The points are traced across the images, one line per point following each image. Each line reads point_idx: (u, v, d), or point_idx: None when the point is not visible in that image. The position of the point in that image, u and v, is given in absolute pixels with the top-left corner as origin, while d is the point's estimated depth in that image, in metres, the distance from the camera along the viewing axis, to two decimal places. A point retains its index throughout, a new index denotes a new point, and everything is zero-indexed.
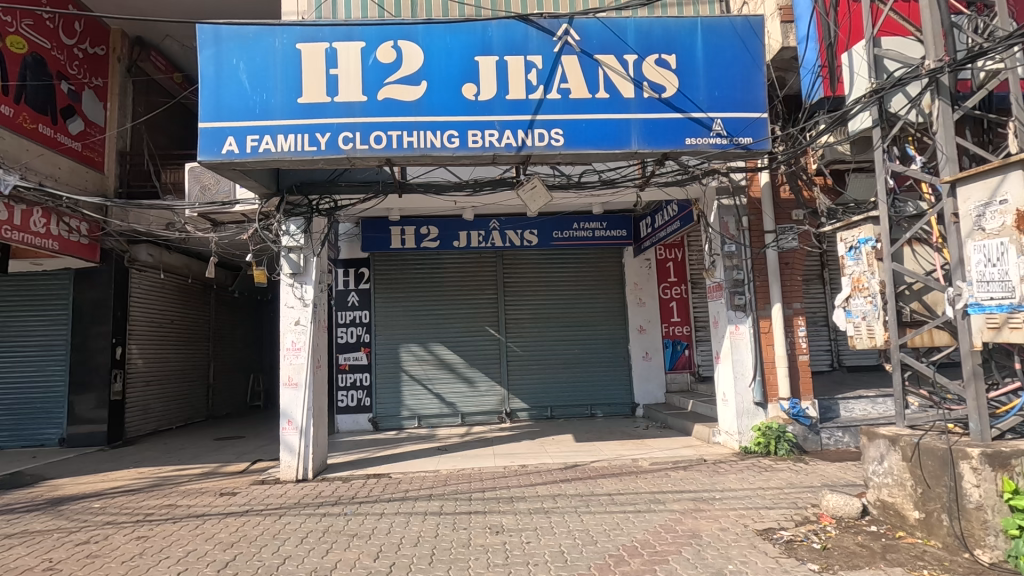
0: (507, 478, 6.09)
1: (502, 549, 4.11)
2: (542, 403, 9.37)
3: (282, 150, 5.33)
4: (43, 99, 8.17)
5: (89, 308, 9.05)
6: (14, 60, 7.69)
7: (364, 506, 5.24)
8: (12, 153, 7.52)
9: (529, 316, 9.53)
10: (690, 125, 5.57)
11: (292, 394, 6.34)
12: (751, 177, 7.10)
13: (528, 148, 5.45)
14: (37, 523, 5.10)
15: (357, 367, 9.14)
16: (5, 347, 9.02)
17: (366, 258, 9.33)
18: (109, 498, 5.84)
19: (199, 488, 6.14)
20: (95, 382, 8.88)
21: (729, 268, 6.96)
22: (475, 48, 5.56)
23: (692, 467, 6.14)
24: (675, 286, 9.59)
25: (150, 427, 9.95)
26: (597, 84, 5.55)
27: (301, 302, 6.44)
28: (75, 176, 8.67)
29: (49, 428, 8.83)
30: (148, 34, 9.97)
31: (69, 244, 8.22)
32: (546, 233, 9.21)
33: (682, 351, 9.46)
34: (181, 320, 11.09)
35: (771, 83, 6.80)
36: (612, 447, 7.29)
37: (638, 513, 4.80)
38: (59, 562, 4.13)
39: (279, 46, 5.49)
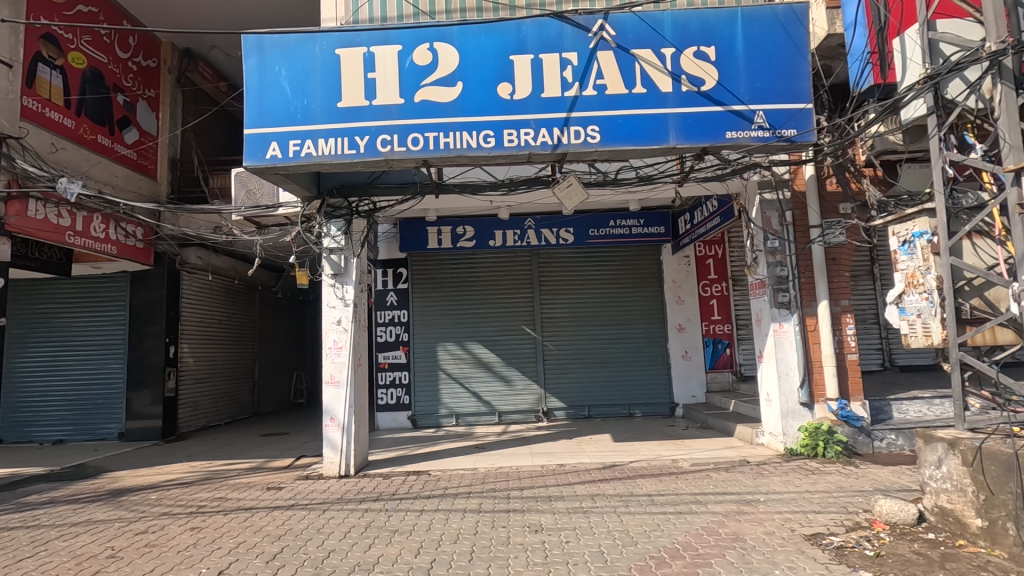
0: (545, 477, 6.08)
1: (541, 548, 4.10)
2: (579, 402, 9.32)
3: (323, 154, 5.46)
4: (101, 112, 8.62)
5: (143, 309, 9.51)
6: (76, 75, 8.16)
7: (404, 502, 5.32)
8: (74, 163, 8.00)
9: (565, 315, 9.49)
10: (730, 118, 5.43)
11: (334, 392, 6.49)
12: (795, 171, 6.87)
13: (563, 146, 5.42)
14: (100, 512, 5.39)
15: (396, 365, 9.30)
16: (67, 345, 9.54)
17: (403, 258, 9.48)
18: (164, 491, 6.12)
19: (247, 482, 6.36)
20: (150, 379, 9.33)
21: (772, 265, 6.76)
22: (510, 48, 5.56)
23: (735, 468, 5.99)
24: (715, 283, 9.37)
25: (200, 423, 10.36)
26: (633, 79, 5.48)
27: (342, 302, 6.58)
28: (130, 183, 9.12)
29: (109, 423, 9.33)
30: (196, 45, 10.36)
31: (126, 248, 8.68)
32: (582, 231, 9.14)
33: (723, 350, 9.24)
34: (228, 321, 11.50)
35: (816, 73, 6.57)
36: (652, 447, 7.19)
37: (679, 514, 4.72)
38: (120, 550, 4.35)
39: (319, 52, 5.62)
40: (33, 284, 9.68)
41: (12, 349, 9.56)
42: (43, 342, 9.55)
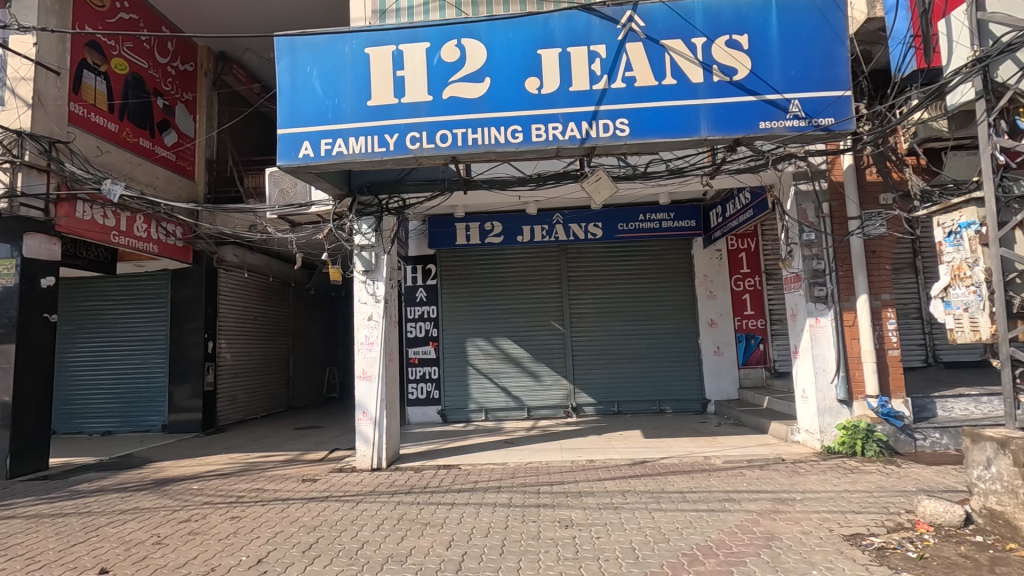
0: (575, 472, 6.07)
1: (572, 543, 4.10)
2: (609, 398, 9.26)
3: (354, 152, 5.55)
4: (142, 115, 8.94)
5: (183, 306, 9.83)
6: (118, 81, 8.48)
7: (435, 496, 5.38)
8: (118, 166, 8.33)
9: (594, 311, 9.44)
10: (764, 108, 5.29)
11: (366, 386, 6.61)
12: (832, 160, 6.67)
13: (592, 139, 5.37)
14: (146, 501, 5.62)
15: (426, 361, 9.41)
16: (111, 340, 9.95)
17: (433, 255, 9.58)
18: (205, 481, 6.34)
19: (283, 474, 6.53)
20: (190, 373, 9.65)
21: (808, 258, 6.55)
22: (538, 42, 5.53)
23: (770, 466, 5.86)
24: (748, 278, 9.17)
25: (238, 415, 10.68)
26: (663, 70, 5.38)
27: (373, 298, 6.69)
28: (169, 183, 9.44)
29: (153, 416, 9.70)
30: (230, 49, 10.64)
31: (167, 247, 8.99)
32: (611, 225, 9.05)
33: (757, 346, 9.04)
34: (264, 317, 11.82)
35: (855, 59, 6.34)
36: (682, 444, 7.09)
37: (712, 512, 4.65)
38: (165, 537, 4.53)
39: (348, 51, 5.70)
40: (81, 281, 10.12)
41: (63, 343, 10.03)
42: (91, 337, 9.98)
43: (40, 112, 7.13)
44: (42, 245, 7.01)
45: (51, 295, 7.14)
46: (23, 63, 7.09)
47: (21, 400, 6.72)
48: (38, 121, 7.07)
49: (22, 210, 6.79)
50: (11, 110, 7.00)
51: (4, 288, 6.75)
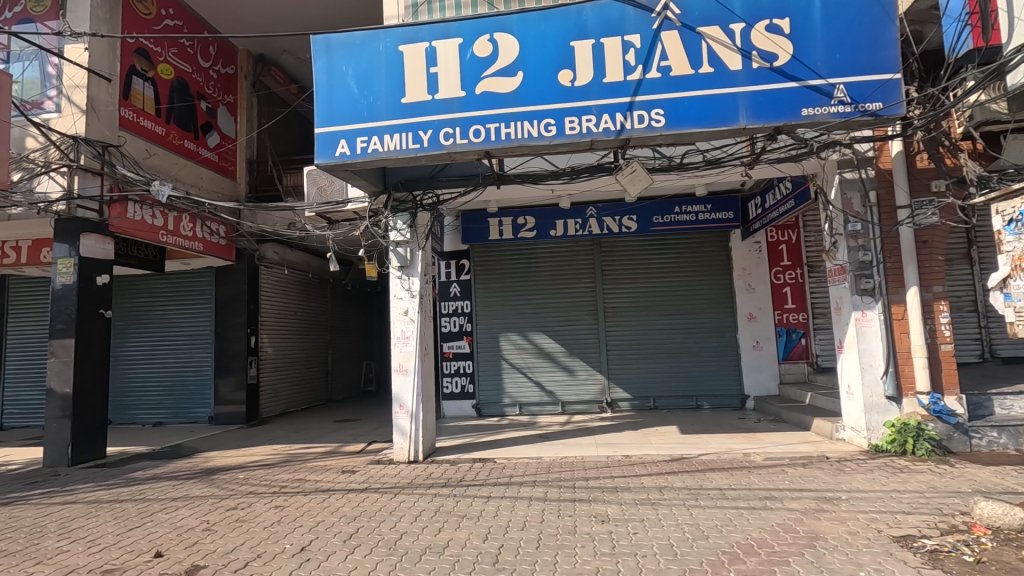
0: (611, 468, 6.02)
1: (609, 538, 4.08)
2: (644, 393, 9.16)
3: (389, 150, 5.62)
4: (186, 118, 9.27)
5: (227, 302, 10.17)
6: (165, 86, 8.82)
7: (471, 489, 5.44)
8: (165, 167, 8.67)
9: (628, 305, 9.34)
10: (806, 94, 5.12)
11: (403, 379, 6.71)
12: (880, 147, 6.40)
13: (627, 131, 5.29)
14: (195, 489, 5.86)
15: (460, 355, 9.49)
16: (161, 335, 10.38)
17: (466, 250, 9.64)
18: (250, 471, 6.57)
19: (323, 465, 6.71)
20: (234, 367, 9.99)
21: (854, 249, 6.31)
22: (571, 33, 5.48)
23: (813, 465, 5.69)
24: (789, 270, 8.92)
25: (279, 408, 11.00)
26: (700, 58, 5.25)
27: (409, 293, 6.77)
28: (213, 183, 9.76)
29: (200, 407, 10.09)
30: (268, 51, 10.91)
31: (211, 245, 9.31)
32: (646, 219, 8.84)
33: (798, 340, 8.80)
34: (303, 312, 12.13)
35: (904, 40, 6.06)
36: (721, 440, 6.96)
37: (753, 510, 4.54)
38: (214, 524, 4.71)
39: (382, 49, 5.77)
40: (133, 279, 10.60)
41: (117, 338, 10.53)
42: (142, 332, 10.44)
43: (94, 118, 7.48)
44: (97, 244, 7.37)
45: (106, 292, 7.49)
46: (77, 71, 7.45)
47: (81, 392, 7.09)
48: (92, 126, 7.43)
49: (79, 212, 7.16)
50: (67, 117, 7.39)
51: (63, 286, 7.13)
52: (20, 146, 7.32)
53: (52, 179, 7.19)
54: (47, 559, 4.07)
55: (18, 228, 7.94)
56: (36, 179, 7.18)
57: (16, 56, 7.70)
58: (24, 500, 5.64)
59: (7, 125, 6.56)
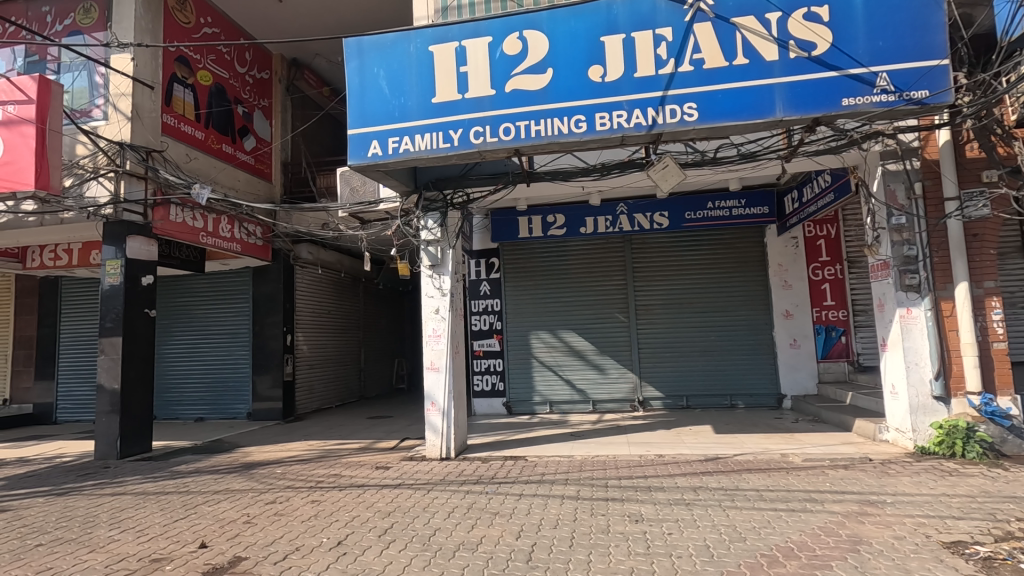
0: (644, 467, 5.95)
1: (643, 538, 4.03)
2: (677, 392, 9.03)
3: (420, 149, 5.68)
4: (224, 122, 9.54)
5: (264, 301, 10.43)
6: (204, 91, 9.10)
7: (503, 486, 5.45)
8: (205, 171, 8.96)
9: (660, 302, 9.22)
10: (847, 84, 4.95)
11: (435, 377, 6.78)
12: (925, 137, 6.17)
13: (659, 126, 5.21)
14: (236, 482, 6.05)
15: (490, 353, 9.52)
16: (202, 334, 10.73)
17: (496, 248, 9.65)
18: (287, 466, 6.74)
19: (358, 461, 6.84)
20: (271, 365, 10.25)
21: (898, 243, 6.09)
22: (602, 28, 5.42)
23: (855, 467, 5.51)
24: (828, 266, 8.67)
25: (314, 405, 11.25)
26: (734, 49, 5.14)
27: (440, 292, 6.82)
28: (250, 186, 10.03)
29: (239, 404, 10.39)
30: (302, 55, 11.14)
31: (249, 246, 9.57)
32: (678, 215, 8.71)
33: (838, 338, 8.54)
34: (336, 311, 12.36)
35: (951, 25, 5.81)
36: (757, 440, 6.80)
37: (792, 512, 4.43)
38: (254, 517, 4.85)
39: (413, 50, 5.82)
40: (175, 279, 11.00)
41: (161, 336, 10.94)
42: (184, 330, 10.82)
43: (138, 124, 7.79)
44: (142, 246, 7.65)
45: (151, 292, 7.77)
46: (122, 80, 7.77)
47: (128, 388, 7.38)
48: (137, 132, 7.74)
49: (125, 215, 7.46)
50: (114, 124, 7.73)
51: (112, 286, 7.43)
52: (71, 153, 7.69)
53: (100, 184, 7.54)
54: (100, 547, 4.25)
55: (69, 232, 8.32)
56: (85, 184, 7.57)
57: (66, 67, 8.08)
58: (78, 491, 5.92)
59: (59, 134, 6.87)
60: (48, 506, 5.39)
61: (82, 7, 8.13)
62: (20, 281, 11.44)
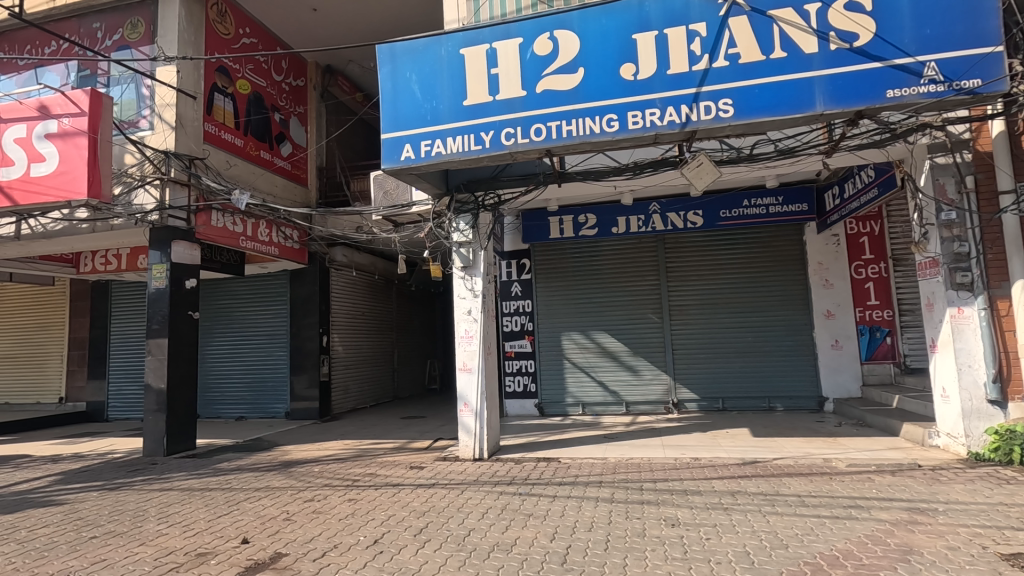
0: (680, 470, 5.85)
1: (680, 543, 3.96)
2: (712, 394, 8.84)
3: (452, 152, 5.71)
4: (261, 129, 9.81)
5: (301, 303, 10.68)
6: (243, 100, 9.38)
7: (537, 488, 5.44)
8: (244, 177, 9.24)
9: (694, 302, 9.05)
10: (892, 74, 4.76)
11: (467, 378, 6.82)
12: (977, 128, 5.90)
13: (693, 123, 5.10)
14: (276, 480, 6.21)
15: (522, 354, 9.52)
16: (242, 335, 11.06)
17: (527, 249, 9.65)
18: (325, 464, 6.88)
19: (392, 460, 6.93)
20: (308, 365, 10.48)
21: (948, 240, 5.83)
22: (633, 26, 5.36)
23: (903, 473, 5.29)
24: (871, 264, 8.37)
25: (350, 404, 11.45)
26: (771, 43, 5.00)
27: (472, 293, 6.86)
28: (286, 191, 10.27)
29: (277, 403, 10.66)
30: (335, 61, 11.38)
31: (286, 249, 9.81)
32: (712, 214, 8.54)
33: (883, 339, 8.22)
34: (370, 313, 12.55)
35: (1005, 9, 5.54)
36: (798, 444, 6.61)
37: (836, 520, 4.28)
38: (294, 514, 4.97)
39: (445, 54, 5.87)
40: (216, 282, 11.37)
41: (204, 338, 11.32)
42: (225, 332, 11.18)
43: (182, 133, 8.09)
44: (186, 251, 7.93)
45: (193, 295, 8.05)
46: (167, 91, 8.09)
47: (174, 388, 7.67)
48: (180, 141, 8.05)
49: (169, 220, 7.76)
50: (159, 133, 8.06)
51: (158, 289, 7.72)
52: (120, 162, 8.04)
53: (146, 192, 7.85)
54: (149, 540, 4.42)
55: (119, 238, 8.69)
56: (133, 192, 7.89)
57: (115, 80, 8.47)
58: (128, 486, 6.17)
59: (109, 144, 7.19)
60: (101, 500, 5.64)
61: (130, 23, 8.50)
62: (75, 285, 12.04)
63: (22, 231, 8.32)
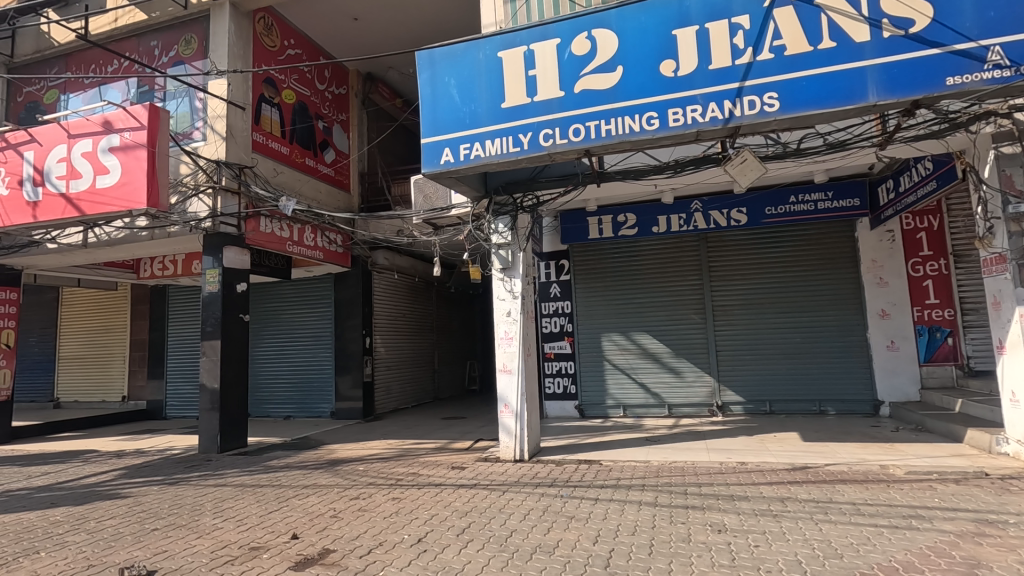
0: (726, 475, 5.70)
1: (727, 550, 3.86)
2: (759, 397, 8.59)
3: (490, 155, 5.75)
4: (306, 137, 10.12)
5: (344, 306, 10.96)
6: (288, 109, 9.71)
7: (578, 490, 5.40)
8: (291, 184, 9.56)
9: (738, 302, 8.82)
10: (952, 61, 4.52)
11: (508, 379, 6.84)
12: None
13: (736, 119, 4.97)
14: (323, 478, 6.39)
15: (562, 355, 9.48)
16: (289, 336, 11.43)
17: (566, 250, 9.60)
18: (369, 463, 7.03)
19: (434, 460, 7.02)
20: (351, 366, 10.75)
21: (1016, 234, 5.49)
22: (673, 22, 5.27)
23: (969, 482, 5.00)
24: (930, 261, 7.96)
25: (392, 404, 11.67)
26: (818, 33, 4.83)
27: (511, 294, 6.88)
28: (330, 196, 10.57)
29: (323, 403, 10.96)
30: (375, 69, 11.65)
31: (331, 253, 10.11)
32: (757, 211, 8.29)
33: (944, 340, 7.80)
34: (411, 315, 12.76)
35: None
36: (851, 449, 6.34)
37: (896, 529, 4.08)
38: (341, 511, 5.10)
39: (482, 57, 5.92)
40: (265, 286, 11.79)
41: (254, 340, 11.77)
42: (274, 333, 11.58)
43: (232, 143, 8.44)
44: (236, 256, 8.25)
45: (244, 298, 8.36)
46: (219, 103, 8.45)
47: (226, 387, 7.99)
48: (231, 150, 8.39)
49: (221, 227, 8.08)
50: (211, 143, 8.43)
51: (211, 293, 8.05)
52: (176, 172, 8.47)
53: (200, 200, 8.26)
54: (206, 533, 4.63)
55: (175, 244, 9.13)
56: (188, 201, 8.29)
57: (171, 94, 8.91)
58: (186, 481, 6.47)
59: (166, 156, 7.58)
60: (162, 494, 5.94)
61: (184, 40, 8.94)
62: (136, 290, 12.72)
63: (89, 240, 8.86)
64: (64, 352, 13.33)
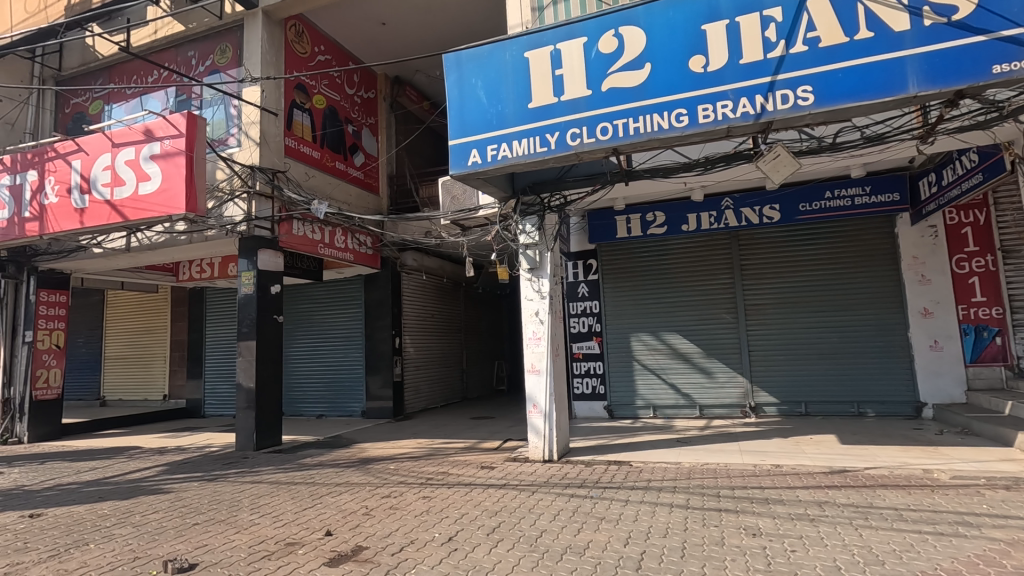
0: (760, 478, 5.57)
1: (763, 554, 3.79)
2: (794, 398, 8.39)
3: (517, 155, 5.75)
4: (336, 141, 10.31)
5: (374, 306, 11.12)
6: (320, 114, 9.92)
7: (608, 491, 5.37)
8: (322, 187, 9.76)
9: (771, 302, 8.62)
10: (999, 47, 4.32)
11: (536, 379, 6.84)
12: None
13: (768, 113, 4.86)
14: (355, 476, 6.50)
15: (591, 356, 9.42)
16: (321, 336, 11.65)
17: (594, 249, 9.54)
18: (399, 462, 7.12)
19: (464, 460, 7.06)
20: (382, 366, 10.91)
21: None
22: (702, 17, 5.19)
23: (1020, 488, 4.77)
24: (976, 257, 7.63)
25: (421, 404, 11.79)
26: (854, 23, 4.69)
27: (539, 295, 6.88)
28: (360, 199, 10.74)
29: (354, 402, 11.15)
30: (403, 72, 11.79)
31: (361, 255, 10.27)
32: (790, 208, 8.08)
33: (992, 339, 7.47)
34: (439, 315, 12.87)
35: None
36: (892, 453, 6.13)
37: (941, 537, 3.93)
38: (373, 509, 5.18)
39: (509, 57, 5.93)
40: (298, 287, 12.05)
41: (287, 340, 12.04)
42: (306, 334, 11.83)
43: (266, 148, 8.68)
44: (270, 258, 8.46)
45: (277, 300, 8.56)
46: (252, 109, 8.69)
47: (262, 387, 8.20)
48: (264, 155, 8.62)
49: (256, 230, 8.29)
50: (246, 149, 8.67)
51: (246, 295, 8.27)
52: (213, 178, 8.73)
53: (235, 205, 8.47)
54: (244, 528, 4.76)
55: (213, 247, 9.42)
56: (224, 206, 8.53)
57: (207, 102, 9.19)
58: (224, 477, 6.67)
59: (203, 162, 7.82)
60: (202, 489, 6.13)
61: (220, 49, 9.22)
62: (175, 292, 13.16)
63: (132, 244, 9.21)
64: (109, 352, 13.88)
